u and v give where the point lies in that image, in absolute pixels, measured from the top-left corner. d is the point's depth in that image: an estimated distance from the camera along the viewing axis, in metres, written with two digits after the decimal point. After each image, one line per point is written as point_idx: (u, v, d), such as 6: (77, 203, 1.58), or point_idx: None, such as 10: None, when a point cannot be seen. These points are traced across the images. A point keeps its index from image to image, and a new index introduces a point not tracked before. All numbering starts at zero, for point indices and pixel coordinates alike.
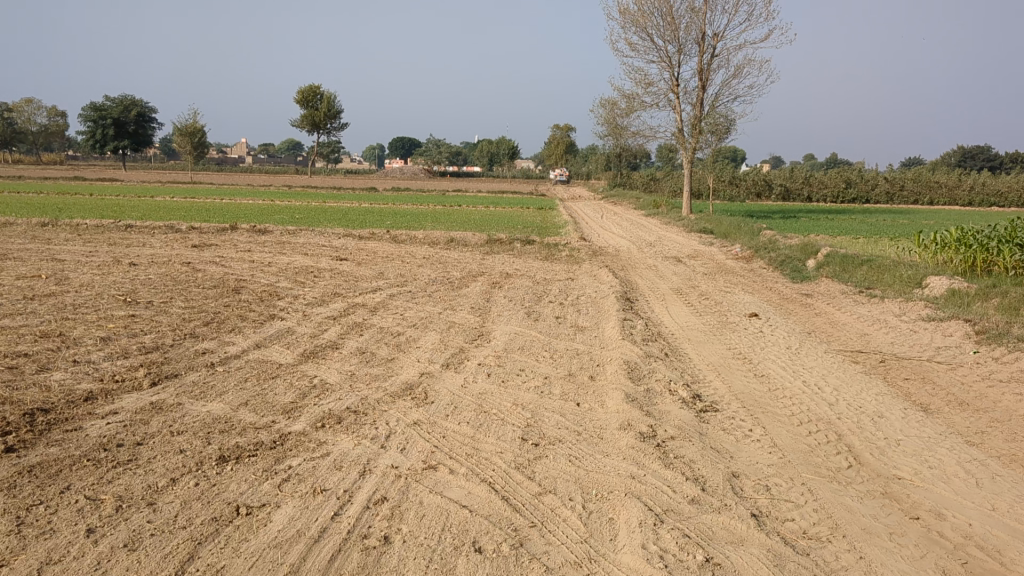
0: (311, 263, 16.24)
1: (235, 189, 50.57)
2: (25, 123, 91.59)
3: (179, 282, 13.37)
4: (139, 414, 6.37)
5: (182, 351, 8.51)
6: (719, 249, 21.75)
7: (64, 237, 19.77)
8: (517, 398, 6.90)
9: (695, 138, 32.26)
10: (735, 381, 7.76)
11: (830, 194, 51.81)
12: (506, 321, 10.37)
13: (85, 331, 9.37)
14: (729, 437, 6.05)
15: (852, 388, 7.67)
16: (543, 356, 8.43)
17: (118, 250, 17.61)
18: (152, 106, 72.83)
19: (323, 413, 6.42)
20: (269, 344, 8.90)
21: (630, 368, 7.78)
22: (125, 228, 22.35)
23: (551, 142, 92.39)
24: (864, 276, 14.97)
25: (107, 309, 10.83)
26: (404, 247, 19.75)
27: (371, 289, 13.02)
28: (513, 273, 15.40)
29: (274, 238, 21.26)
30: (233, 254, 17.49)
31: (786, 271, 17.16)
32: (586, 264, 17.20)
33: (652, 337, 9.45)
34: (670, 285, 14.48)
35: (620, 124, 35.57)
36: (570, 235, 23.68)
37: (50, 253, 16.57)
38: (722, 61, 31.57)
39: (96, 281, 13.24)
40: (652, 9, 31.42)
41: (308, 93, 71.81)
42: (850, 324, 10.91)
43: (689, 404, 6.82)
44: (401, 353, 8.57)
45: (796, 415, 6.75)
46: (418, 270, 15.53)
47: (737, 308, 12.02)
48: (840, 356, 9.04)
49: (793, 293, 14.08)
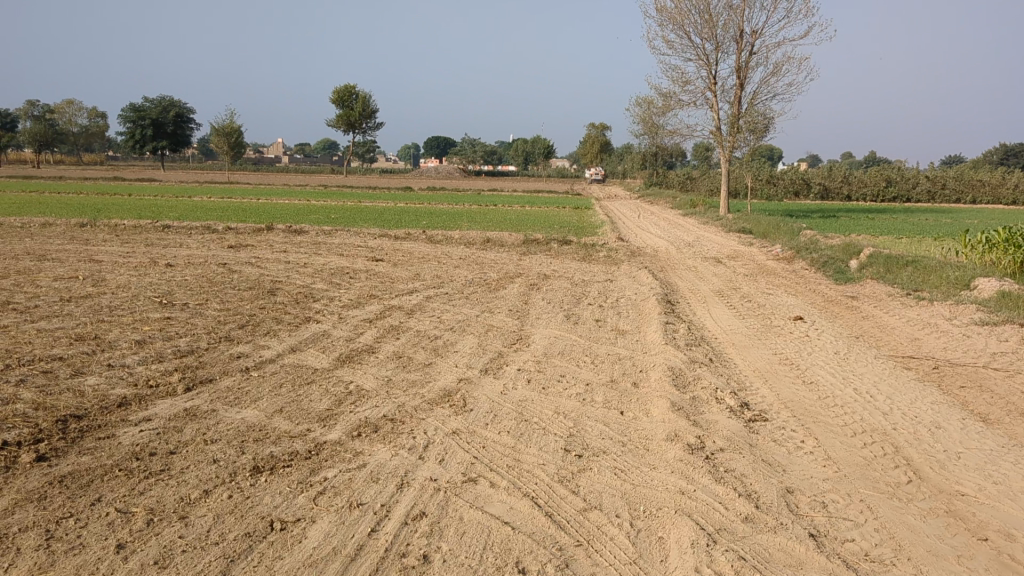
0: (347, 264, 16.15)
1: (271, 189, 50.90)
2: (67, 123, 93.24)
3: (215, 284, 13.31)
4: (173, 421, 6.25)
5: (217, 355, 8.39)
6: (759, 250, 21.35)
7: (102, 239, 19.85)
8: (559, 406, 6.68)
9: (733, 136, 31.82)
10: (782, 389, 7.48)
11: (869, 193, 51.02)
12: (544, 324, 10.15)
13: (120, 333, 9.31)
14: (781, 449, 5.79)
15: (906, 396, 7.36)
16: (584, 361, 8.20)
17: (155, 251, 17.64)
18: (189, 107, 73.65)
19: (359, 421, 6.25)
20: (305, 349, 8.76)
21: (674, 375, 7.52)
22: (162, 229, 22.46)
23: (585, 142, 92.07)
24: (910, 278, 14.56)
25: (143, 311, 10.77)
26: (440, 247, 19.62)
27: (408, 291, 12.88)
28: (551, 274, 15.18)
29: (309, 238, 21.23)
30: (270, 254, 17.46)
31: (828, 272, 16.75)
32: (625, 265, 16.94)
33: (694, 342, 9.20)
34: (712, 286, 14.18)
35: (656, 122, 35.21)
36: (606, 235, 23.40)
37: (88, 254, 16.64)
38: (761, 58, 31.11)
39: (134, 283, 13.22)
40: (690, 7, 31.02)
41: (343, 93, 72.01)
42: (899, 329, 10.55)
43: (737, 413, 6.57)
44: (439, 357, 8.39)
45: (849, 425, 6.46)
46: (454, 271, 15.37)
47: (782, 311, 11.69)
48: (891, 362, 8.72)
49: (837, 296, 13.73)
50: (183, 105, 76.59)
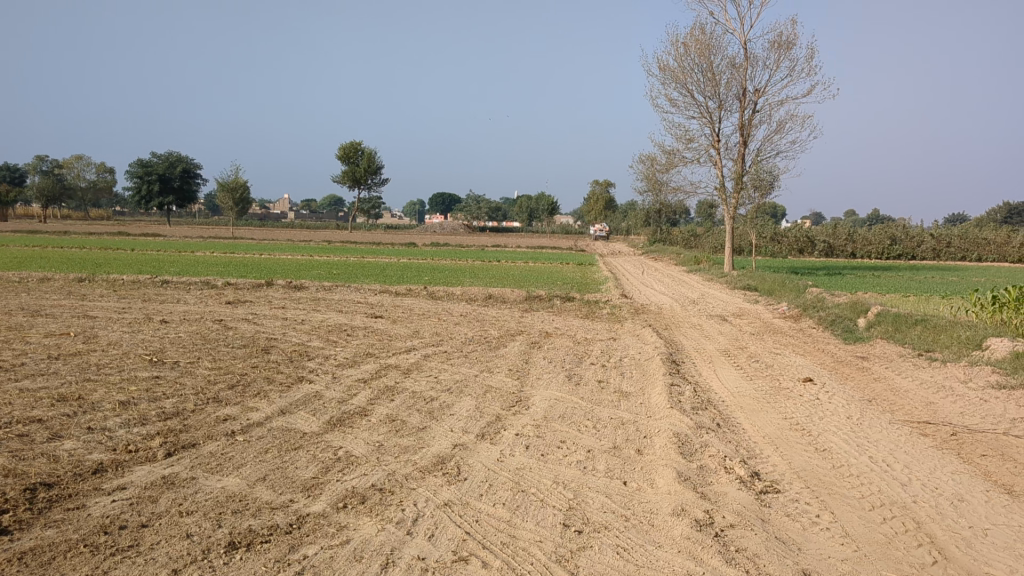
0: (345, 321, 15.88)
1: (275, 245, 50.87)
2: (75, 178, 93.94)
3: (209, 341, 13.01)
4: (149, 490, 5.90)
5: (202, 417, 8.04)
6: (765, 307, 21.04)
7: (100, 294, 19.62)
8: (558, 475, 6.31)
9: (737, 194, 31.72)
10: (795, 457, 7.09)
11: (874, 251, 50.94)
12: (545, 385, 9.78)
13: (105, 394, 8.96)
14: (795, 524, 5.42)
15: (925, 465, 6.99)
16: (586, 426, 7.82)
17: (151, 306, 17.38)
18: (196, 163, 74.17)
19: (345, 491, 5.88)
20: (295, 411, 8.41)
21: (680, 442, 7.14)
22: (161, 284, 22.22)
23: (590, 199, 93.19)
24: (920, 337, 14.20)
25: (131, 370, 10.45)
26: (441, 304, 19.36)
27: (405, 349, 12.55)
28: (553, 332, 14.89)
29: (309, 294, 21.00)
30: (267, 310, 17.22)
31: (837, 331, 16.42)
32: (629, 323, 16.64)
33: (701, 405, 8.80)
34: (717, 346, 13.86)
35: (659, 179, 35.19)
36: (610, 292, 23.14)
37: (82, 310, 16.39)
38: (764, 116, 31.18)
39: (126, 340, 12.89)
40: (693, 65, 31.16)
41: (349, 150, 72.39)
42: (913, 392, 10.19)
43: (747, 484, 6.19)
44: (434, 421, 8.00)
45: (867, 497, 6.08)
46: (454, 328, 15.08)
47: (790, 372, 11.33)
48: (907, 428, 8.32)
49: (847, 356, 13.40)
50: (190, 161, 77.18)
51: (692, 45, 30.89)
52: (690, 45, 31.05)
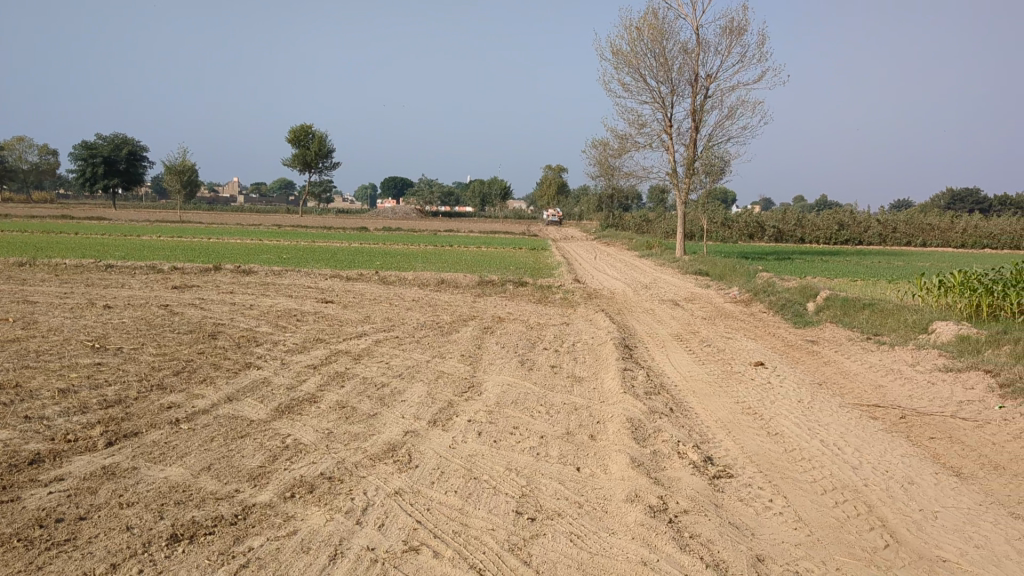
0: (295, 306, 15.63)
1: (224, 229, 50.13)
2: (16, 160, 91.43)
3: (154, 327, 12.69)
4: (88, 480, 5.69)
5: (146, 405, 7.81)
6: (717, 292, 21.18)
7: (40, 278, 19.08)
8: (511, 461, 6.23)
9: (689, 179, 31.91)
10: (747, 442, 7.10)
11: (822, 236, 51.56)
12: (497, 371, 9.69)
13: (44, 381, 8.67)
14: (748, 509, 5.41)
15: (875, 449, 7.04)
16: (539, 412, 7.75)
17: (94, 291, 16.93)
18: (142, 145, 72.58)
19: (293, 480, 5.74)
20: (242, 398, 8.22)
21: (633, 427, 7.10)
22: (105, 268, 21.71)
23: (543, 183, 93.08)
24: (868, 321, 14.38)
25: (72, 356, 10.14)
26: (392, 289, 19.16)
27: (356, 334, 12.37)
28: (506, 317, 14.80)
29: (258, 279, 20.64)
30: (215, 295, 16.88)
31: (787, 315, 16.57)
32: (581, 308, 16.62)
33: (654, 390, 8.78)
34: (670, 330, 13.89)
35: (611, 164, 35.23)
36: (563, 277, 23.11)
37: (22, 295, 15.92)
38: (716, 102, 31.34)
39: (68, 326, 12.53)
40: (645, 50, 31.18)
41: (300, 132, 71.33)
42: (862, 375, 10.29)
43: (701, 469, 6.17)
44: (385, 408, 7.87)
45: (819, 481, 6.09)
46: (406, 313, 14.92)
47: (742, 356, 11.38)
48: (857, 411, 8.38)
49: (797, 340, 13.50)
50: (137, 143, 75.52)
51: (645, 30, 30.87)
52: (643, 29, 31.03)
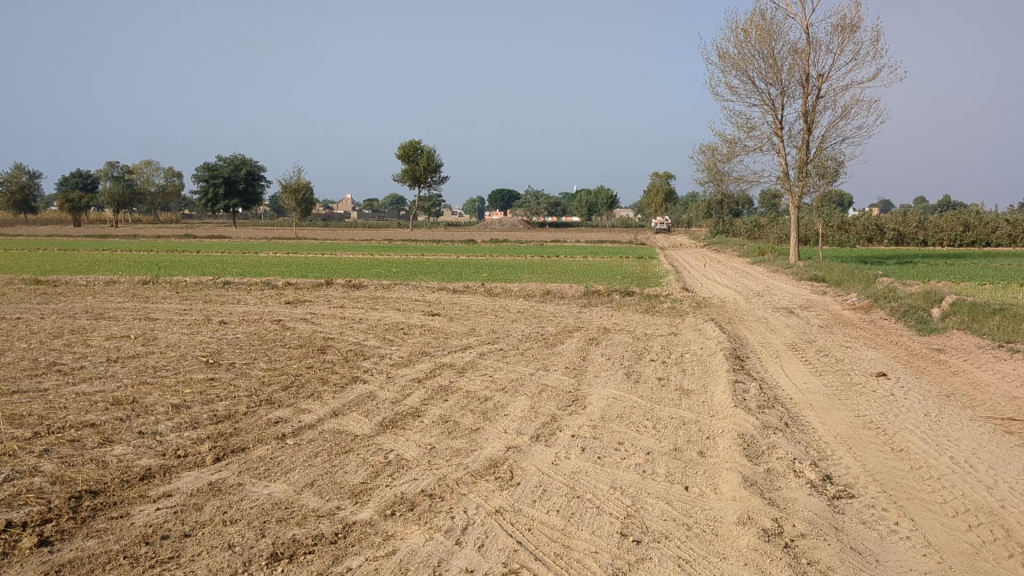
0: (402, 319, 15.75)
1: (336, 243, 51.36)
2: (144, 184, 96.08)
3: (265, 342, 12.94)
4: (194, 497, 5.76)
5: (254, 420, 7.91)
6: (834, 299, 20.36)
7: (162, 296, 19.84)
8: (616, 479, 6.01)
9: (802, 181, 30.92)
10: (869, 459, 6.66)
11: (946, 238, 49.23)
12: (603, 384, 9.45)
13: (159, 397, 8.89)
14: (872, 533, 5.04)
15: (1012, 467, 6.51)
16: (645, 427, 7.49)
17: (212, 308, 17.50)
18: (260, 165, 75.16)
19: (394, 497, 5.67)
20: (347, 413, 8.23)
21: (745, 444, 6.76)
22: (223, 285, 22.42)
23: (650, 192, 92.15)
24: (999, 327, 13.51)
25: (188, 372, 10.42)
26: (498, 301, 19.13)
27: (461, 347, 12.34)
28: (612, 328, 14.53)
29: (367, 293, 20.92)
30: (325, 310, 17.18)
31: (910, 323, 15.76)
32: (691, 318, 16.20)
33: (767, 404, 8.39)
34: (784, 339, 13.37)
35: (721, 169, 34.48)
36: (671, 285, 22.64)
37: (145, 312, 16.57)
38: (829, 102, 30.32)
39: (185, 341, 12.92)
40: (753, 51, 30.45)
41: (409, 148, 72.58)
42: (995, 386, 9.61)
43: (819, 489, 5.81)
44: (488, 422, 7.75)
45: (950, 503, 5.65)
46: (512, 325, 14.83)
47: (862, 367, 10.80)
48: (991, 426, 7.80)
49: (922, 349, 12.76)
50: (254, 163, 78.31)
51: (752, 31, 30.16)
52: (750, 31, 30.32)
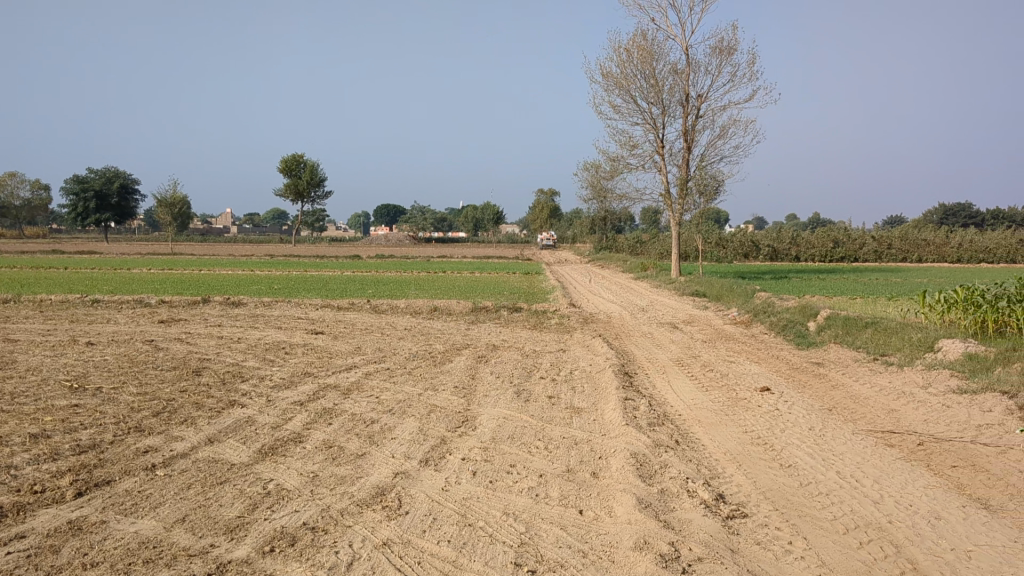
0: (284, 338, 15.22)
1: (214, 260, 49.72)
2: (8, 197, 91.00)
3: (136, 364, 12.23)
4: (51, 538, 5.24)
5: (121, 450, 7.36)
6: (715, 313, 20.81)
7: (24, 315, 18.62)
8: (508, 505, 5.80)
9: (683, 199, 31.60)
10: (759, 476, 6.67)
11: (817, 254, 51.31)
12: (492, 403, 9.23)
13: (15, 427, 8.20)
14: (766, 554, 5.00)
15: (895, 480, 6.62)
16: (537, 448, 7.33)
17: (78, 328, 16.48)
18: (134, 178, 72.24)
19: (273, 532, 5.31)
20: (223, 440, 7.77)
21: (638, 464, 6.67)
22: (91, 304, 21.29)
23: (535, 208, 93.03)
24: (871, 340, 13.99)
25: (49, 398, 9.69)
26: (384, 318, 18.74)
27: (345, 367, 11.95)
28: (501, 345, 14.37)
29: (247, 311, 20.20)
30: (202, 329, 16.45)
31: (789, 336, 16.18)
32: (578, 333, 16.22)
33: (657, 421, 8.35)
34: (670, 355, 13.50)
35: (604, 186, 34.92)
36: (558, 301, 22.74)
37: (3, 333, 15.48)
38: (708, 122, 31.17)
39: (47, 365, 12.09)
40: (635, 71, 30.98)
41: (291, 162, 71.11)
42: (872, 399, 9.89)
43: (713, 509, 5.75)
44: (374, 447, 7.43)
45: (840, 519, 5.67)
46: (398, 343, 14.52)
47: (746, 382, 10.94)
48: (872, 439, 7.98)
49: (802, 362, 13.09)
50: (128, 176, 75.17)
51: (634, 52, 30.72)
52: (632, 51, 30.87)
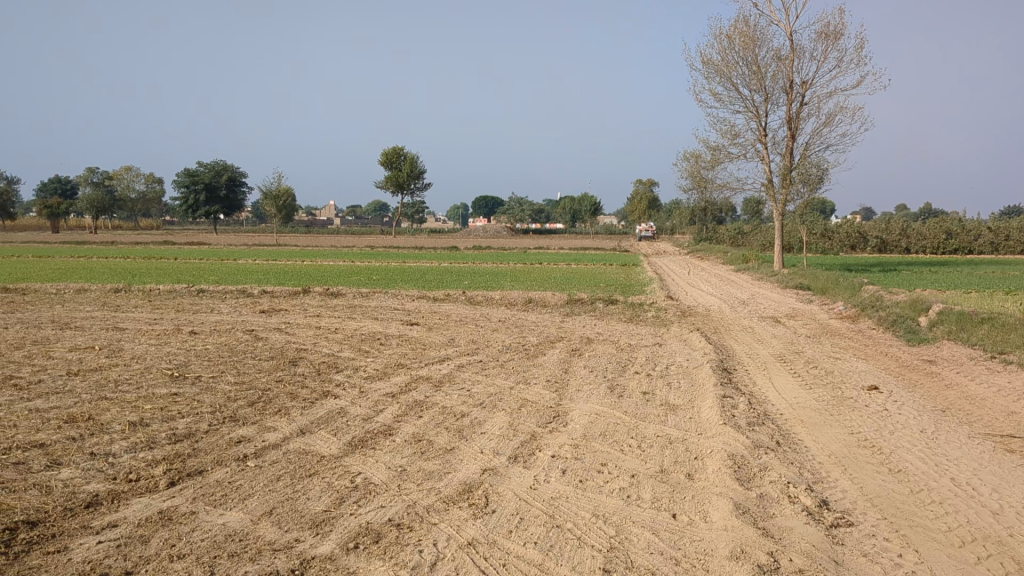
0: (380, 329, 15.32)
1: (317, 250, 50.80)
2: (125, 190, 95.08)
3: (234, 353, 12.44)
4: (141, 527, 5.29)
5: (214, 440, 7.45)
6: (820, 307, 20.08)
7: (133, 304, 19.28)
8: (598, 507, 5.59)
9: (785, 189, 30.65)
10: (865, 481, 6.29)
11: (929, 246, 49.24)
12: (585, 399, 9.01)
13: (116, 414, 8.39)
14: (873, 567, 4.66)
15: (1017, 490, 6.15)
16: (629, 446, 7.10)
17: (183, 317, 16.94)
18: (241, 171, 74.43)
19: (358, 527, 5.23)
20: (314, 431, 7.78)
21: (736, 466, 6.36)
22: (197, 293, 21.91)
23: (634, 199, 92.36)
24: (988, 337, 13.20)
25: (151, 386, 9.92)
26: (479, 309, 18.69)
27: (438, 359, 11.91)
28: (595, 338, 14.13)
29: (345, 301, 20.44)
30: (300, 319, 16.71)
31: (898, 332, 15.44)
32: (675, 327, 15.81)
33: (757, 420, 7.99)
34: (771, 350, 13.02)
35: (704, 176, 34.21)
36: (655, 293, 22.29)
37: (113, 322, 16.02)
38: (813, 109, 30.14)
39: (151, 353, 12.42)
40: (737, 58, 30.17)
41: (391, 155, 72.19)
42: (990, 400, 9.29)
43: (816, 516, 5.42)
44: (463, 441, 7.33)
45: (955, 531, 5.28)
46: (492, 335, 14.43)
47: (853, 380, 10.44)
48: (991, 443, 7.46)
49: (913, 360, 12.43)
50: (236, 169, 77.47)
51: (736, 38, 29.90)
52: (734, 38, 30.05)
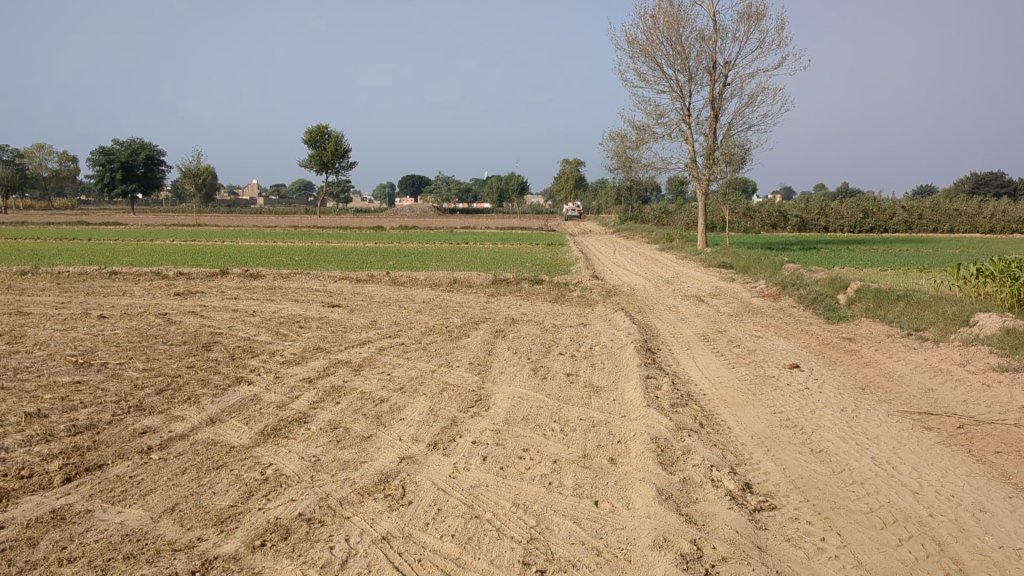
0: (300, 311, 14.94)
1: (238, 231, 49.59)
2: (37, 168, 91.46)
3: (145, 338, 11.94)
4: (30, 529, 4.92)
5: (117, 431, 7.06)
6: (741, 286, 20.28)
7: (40, 288, 18.43)
8: (518, 495, 5.41)
9: (709, 169, 30.91)
10: (788, 462, 6.25)
11: (846, 225, 50.32)
12: (508, 381, 8.85)
13: (12, 405, 7.91)
14: (796, 552, 4.59)
15: (934, 468, 6.17)
16: (552, 430, 6.94)
17: (93, 301, 16.25)
18: (160, 149, 72.20)
19: (266, 523, 4.96)
20: (225, 420, 7.43)
21: (659, 449, 6.26)
22: (109, 275, 21.13)
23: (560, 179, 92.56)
24: (904, 314, 13.43)
25: (53, 374, 9.43)
26: (403, 290, 18.38)
27: (359, 341, 11.63)
28: (520, 318, 14.01)
29: (265, 283, 19.91)
30: (217, 301, 16.21)
31: (818, 310, 15.63)
32: (600, 307, 15.77)
33: (680, 402, 7.91)
34: (694, 329, 13.05)
35: (629, 156, 34.28)
36: (580, 273, 22.22)
37: (17, 306, 15.28)
38: (736, 90, 30.44)
39: (55, 339, 11.84)
40: (662, 38, 30.22)
41: (315, 133, 70.84)
42: (907, 377, 9.42)
43: (739, 501, 5.33)
44: (381, 428, 7.08)
45: (877, 512, 5.24)
46: (414, 316, 14.17)
47: (774, 358, 10.50)
48: (909, 421, 7.52)
49: (833, 338, 12.56)
50: (154, 147, 75.15)
51: (660, 18, 29.93)
52: (658, 17, 30.07)
